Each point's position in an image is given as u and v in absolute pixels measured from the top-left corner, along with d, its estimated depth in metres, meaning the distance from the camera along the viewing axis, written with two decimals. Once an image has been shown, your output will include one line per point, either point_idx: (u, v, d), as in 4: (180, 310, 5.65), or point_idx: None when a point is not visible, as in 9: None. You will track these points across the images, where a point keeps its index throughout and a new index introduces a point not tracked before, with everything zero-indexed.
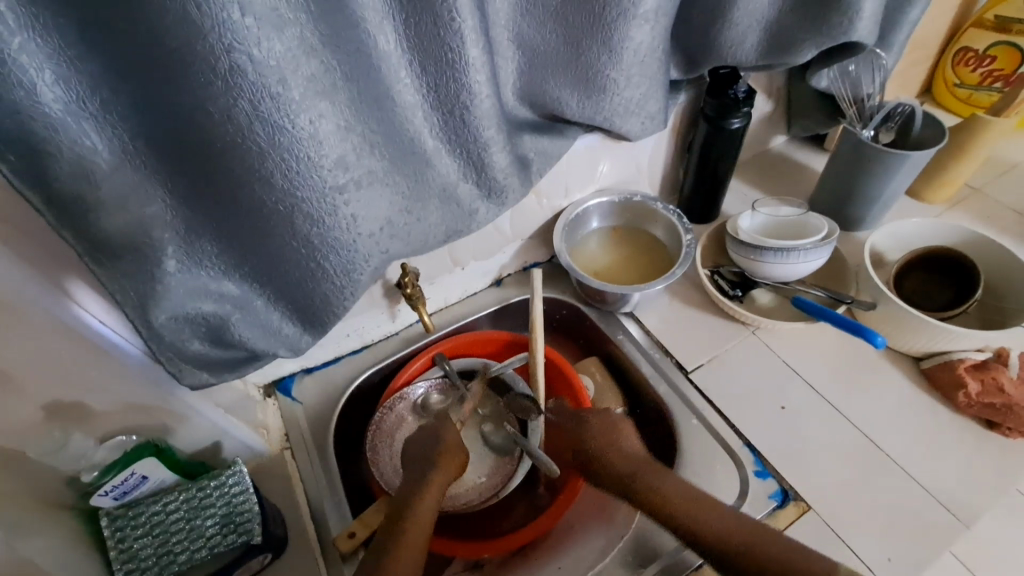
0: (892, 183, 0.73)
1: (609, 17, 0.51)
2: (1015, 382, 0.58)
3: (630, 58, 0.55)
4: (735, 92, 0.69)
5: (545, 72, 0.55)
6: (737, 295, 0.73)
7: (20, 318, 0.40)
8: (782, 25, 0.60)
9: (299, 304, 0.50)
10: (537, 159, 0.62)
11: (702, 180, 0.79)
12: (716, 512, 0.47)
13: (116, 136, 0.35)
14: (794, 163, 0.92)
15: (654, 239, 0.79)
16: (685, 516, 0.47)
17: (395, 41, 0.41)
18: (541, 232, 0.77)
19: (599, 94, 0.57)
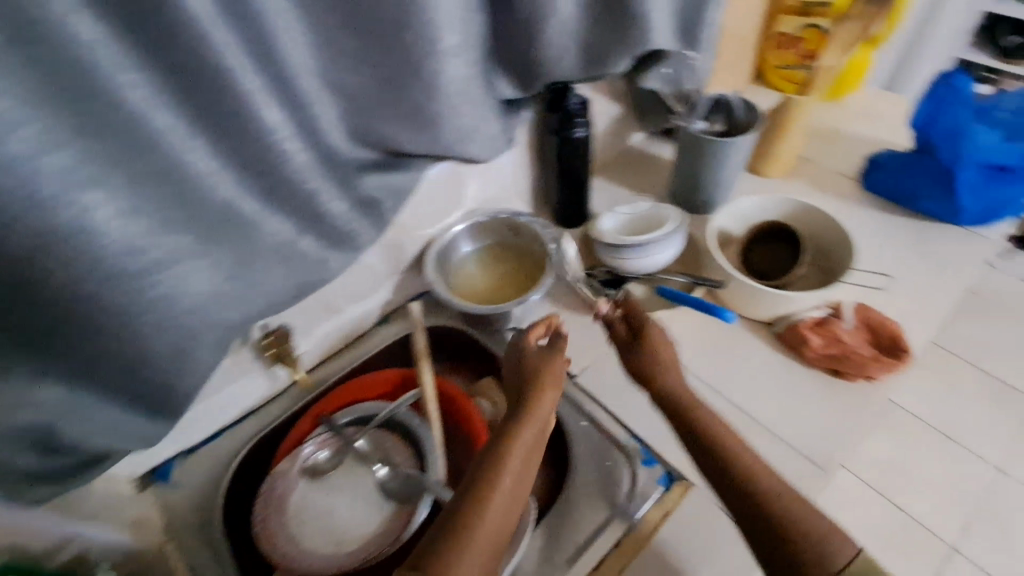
0: (727, 167, 0.80)
1: (420, 56, 0.51)
2: (849, 331, 0.67)
3: (450, 92, 0.56)
4: (570, 104, 0.72)
5: (373, 112, 0.54)
6: (610, 293, 0.77)
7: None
8: (592, 39, 0.63)
9: (136, 391, 0.47)
10: (385, 197, 0.61)
11: (566, 187, 0.82)
12: (750, 455, 0.54)
13: None
14: (653, 157, 0.98)
15: (528, 250, 0.80)
16: (742, 467, 0.53)
17: (171, 115, 0.39)
18: (416, 263, 0.76)
19: (431, 126, 0.57)
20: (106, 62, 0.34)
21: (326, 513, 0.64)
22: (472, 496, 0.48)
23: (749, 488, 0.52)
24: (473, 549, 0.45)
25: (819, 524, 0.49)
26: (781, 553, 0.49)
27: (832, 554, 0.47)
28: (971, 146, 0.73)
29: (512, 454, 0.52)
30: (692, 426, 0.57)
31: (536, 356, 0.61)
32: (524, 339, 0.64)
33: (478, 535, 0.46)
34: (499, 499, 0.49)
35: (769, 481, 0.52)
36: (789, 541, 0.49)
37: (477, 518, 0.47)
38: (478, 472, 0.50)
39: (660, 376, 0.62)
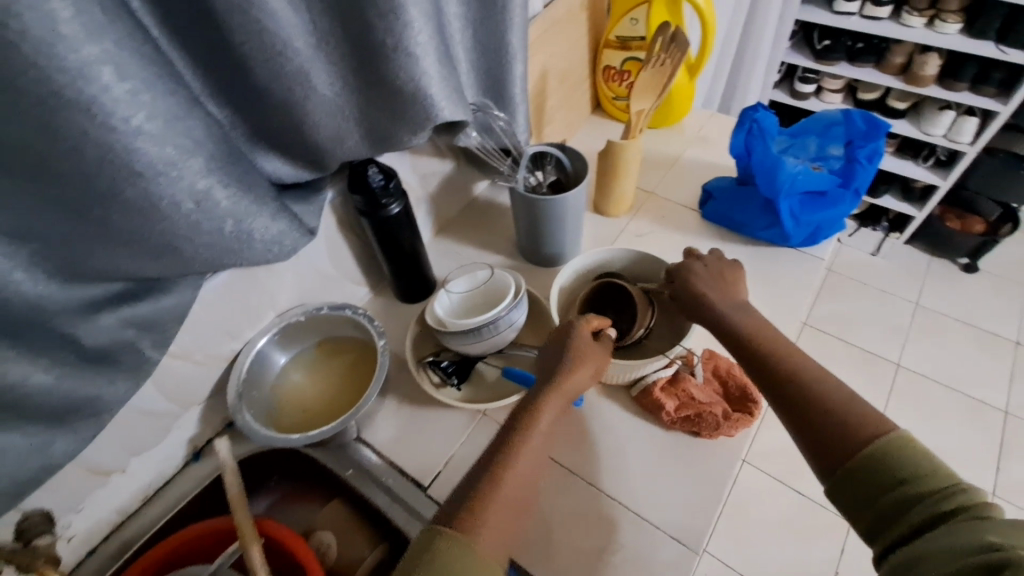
0: (564, 220, 0.75)
1: (107, 181, 0.39)
2: (700, 386, 0.65)
3: (182, 202, 0.44)
4: (375, 181, 0.64)
5: (78, 252, 0.42)
6: (456, 381, 0.69)
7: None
8: (373, 116, 0.55)
9: None
10: (136, 337, 0.49)
11: (399, 266, 0.74)
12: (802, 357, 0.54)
13: None
14: (501, 207, 0.92)
15: (360, 346, 0.70)
16: (786, 365, 0.53)
17: None
18: (225, 384, 0.64)
19: (169, 249, 0.46)
20: None
21: None
22: (502, 458, 0.50)
23: (792, 374, 0.53)
24: (498, 502, 0.47)
25: (851, 407, 0.48)
26: (815, 424, 0.49)
27: (864, 422, 0.47)
28: (784, 177, 0.77)
29: (538, 420, 0.53)
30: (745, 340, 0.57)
31: (586, 338, 0.58)
32: (579, 327, 0.59)
33: (506, 489, 0.48)
34: (525, 455, 0.50)
35: (805, 364, 0.53)
36: (814, 414, 0.49)
37: (502, 476, 0.49)
38: (499, 452, 0.50)
39: (708, 295, 0.62)
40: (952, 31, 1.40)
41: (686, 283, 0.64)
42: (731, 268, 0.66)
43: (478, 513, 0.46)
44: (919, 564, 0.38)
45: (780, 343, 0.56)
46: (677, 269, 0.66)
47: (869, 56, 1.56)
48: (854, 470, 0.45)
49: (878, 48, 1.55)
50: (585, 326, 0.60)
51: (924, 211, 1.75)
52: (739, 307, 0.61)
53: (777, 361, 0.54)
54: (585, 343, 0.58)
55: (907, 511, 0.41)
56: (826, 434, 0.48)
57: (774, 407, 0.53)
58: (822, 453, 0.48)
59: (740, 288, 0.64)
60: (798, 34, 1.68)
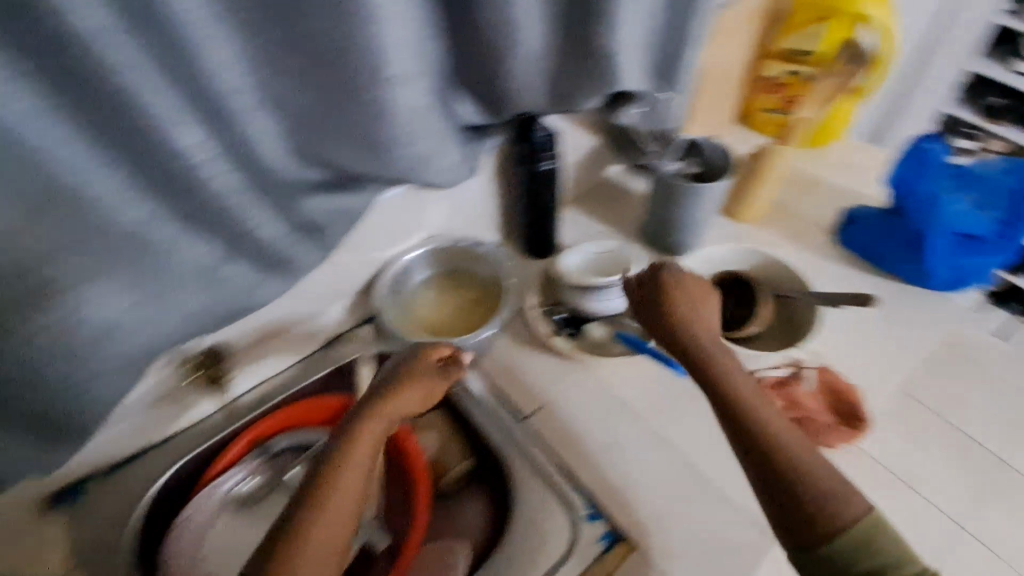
0: (699, 211, 0.77)
1: (367, 82, 0.47)
2: (808, 395, 0.65)
3: (404, 116, 0.52)
4: (539, 135, 0.70)
5: (316, 135, 0.51)
6: (568, 332, 0.74)
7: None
8: (563, 73, 0.61)
9: (25, 421, 0.43)
10: (329, 221, 0.58)
11: (532, 220, 0.80)
12: (786, 429, 0.50)
13: None
14: (629, 192, 0.96)
15: (487, 281, 0.77)
16: (754, 424, 0.50)
17: (72, 136, 0.36)
18: (368, 286, 0.73)
19: (381, 153, 0.54)
20: None
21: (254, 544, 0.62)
22: (325, 467, 0.49)
23: (772, 442, 0.49)
24: (325, 511, 0.46)
25: (835, 482, 0.47)
26: (781, 491, 0.47)
27: (829, 514, 0.46)
28: (945, 211, 0.75)
29: (348, 453, 0.50)
30: (726, 398, 0.53)
31: (422, 363, 0.57)
32: (420, 356, 0.58)
33: (320, 503, 0.47)
34: (348, 471, 0.49)
35: (783, 436, 0.49)
36: (801, 492, 0.47)
37: (320, 485, 0.48)
38: (311, 487, 0.48)
39: (684, 327, 0.58)
40: None
41: (666, 285, 0.60)
42: (698, 286, 0.61)
43: (306, 522, 0.46)
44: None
45: (736, 390, 0.53)
46: (657, 277, 0.61)
47: None
48: (827, 557, 0.45)
49: None
50: (427, 355, 0.58)
51: None
52: (709, 346, 0.57)
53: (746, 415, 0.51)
54: (403, 377, 0.56)
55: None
56: (802, 511, 0.46)
57: (745, 465, 0.50)
58: (794, 529, 0.47)
59: (711, 315, 0.60)
60: None
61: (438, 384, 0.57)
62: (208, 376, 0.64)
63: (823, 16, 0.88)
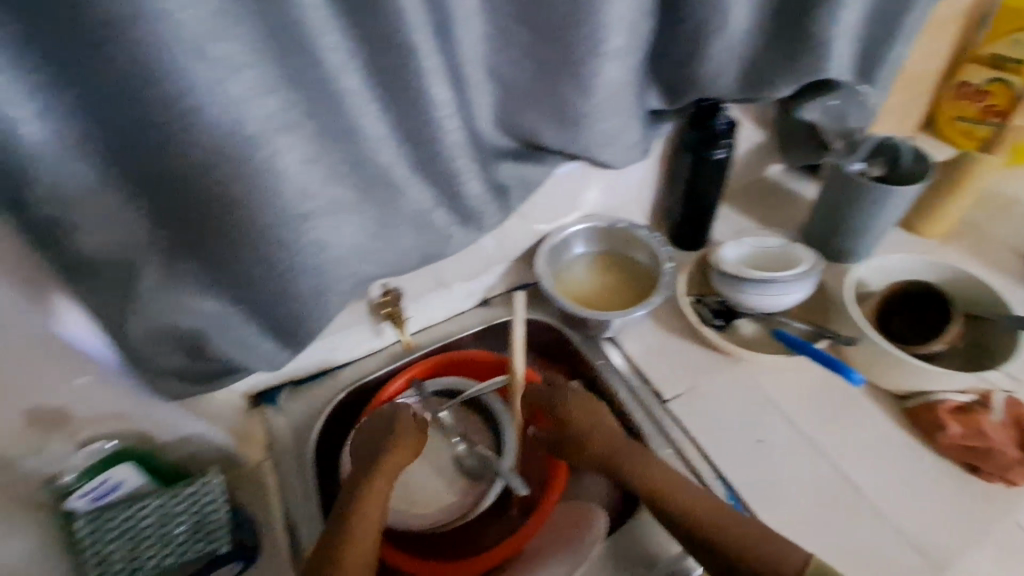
0: (879, 217, 0.72)
1: (579, 54, 0.52)
2: (997, 427, 0.59)
3: (604, 94, 0.56)
4: (718, 124, 0.69)
5: (519, 103, 0.56)
6: (718, 324, 0.73)
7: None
8: (760, 62, 0.60)
9: (275, 323, 0.51)
10: (514, 186, 0.63)
11: (690, 209, 0.79)
12: (721, 511, 0.55)
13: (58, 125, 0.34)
14: (789, 192, 0.91)
15: (638, 265, 0.78)
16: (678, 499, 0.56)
17: (360, 79, 0.42)
18: (526, 255, 0.78)
19: (574, 124, 0.58)
20: (319, 25, 0.38)
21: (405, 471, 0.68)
22: (360, 474, 0.58)
23: (713, 530, 0.54)
24: (366, 509, 0.55)
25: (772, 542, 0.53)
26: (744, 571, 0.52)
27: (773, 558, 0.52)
28: None
29: (388, 454, 0.59)
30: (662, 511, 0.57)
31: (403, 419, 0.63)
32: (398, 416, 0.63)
33: (371, 498, 0.56)
34: (384, 470, 0.58)
35: (728, 516, 0.55)
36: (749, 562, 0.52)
37: (364, 490, 0.57)
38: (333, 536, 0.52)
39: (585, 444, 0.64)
40: None
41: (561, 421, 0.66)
42: (591, 405, 0.66)
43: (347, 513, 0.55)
44: None
45: (645, 472, 0.60)
46: (552, 398, 0.67)
47: None
48: None
49: None
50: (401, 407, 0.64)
51: None
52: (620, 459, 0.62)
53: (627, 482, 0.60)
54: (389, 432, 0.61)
55: None
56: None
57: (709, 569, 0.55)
58: None
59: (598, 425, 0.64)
60: None
61: (417, 440, 0.62)
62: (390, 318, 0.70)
63: None
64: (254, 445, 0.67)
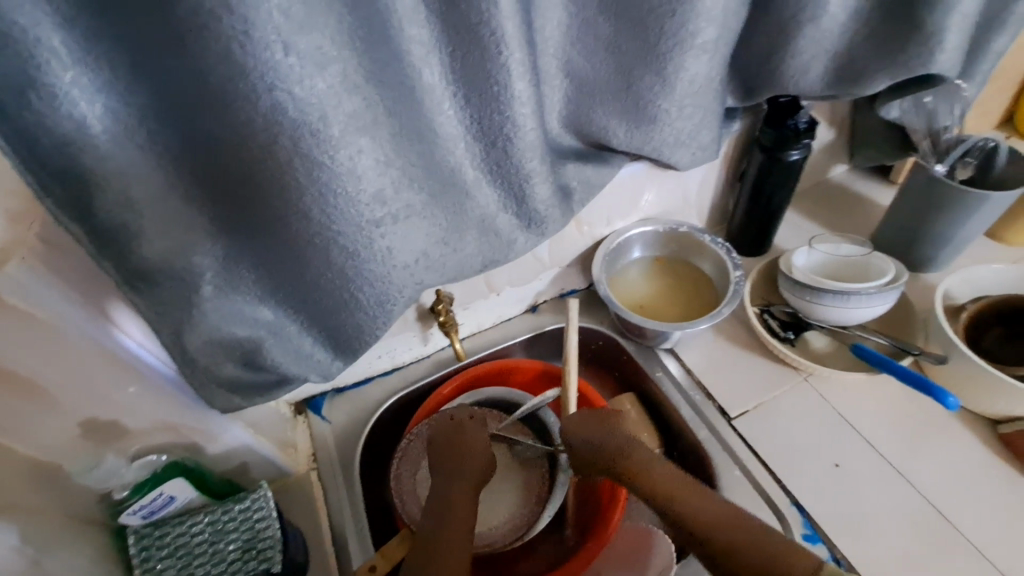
0: (968, 224, 0.67)
1: (665, 47, 0.48)
2: None
3: (684, 88, 0.51)
4: (796, 122, 0.64)
5: (592, 100, 0.53)
6: (789, 337, 0.68)
7: (47, 332, 0.37)
8: (852, 54, 0.55)
9: (332, 332, 0.49)
10: (579, 187, 0.59)
11: (755, 213, 0.75)
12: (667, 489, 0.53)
13: (123, 122, 0.32)
14: (857, 195, 0.86)
15: (699, 272, 0.74)
16: (712, 525, 0.49)
17: (440, 74, 0.39)
18: (581, 260, 0.74)
19: (649, 123, 0.54)
20: (406, 15, 0.35)
21: None
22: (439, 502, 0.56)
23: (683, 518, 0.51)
24: (454, 534, 0.53)
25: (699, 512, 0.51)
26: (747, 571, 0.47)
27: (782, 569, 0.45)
28: None
29: (463, 472, 0.58)
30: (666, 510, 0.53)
31: (474, 433, 0.61)
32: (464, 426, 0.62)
33: (457, 520, 0.54)
34: (461, 493, 0.57)
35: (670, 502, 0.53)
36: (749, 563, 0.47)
37: (451, 513, 0.55)
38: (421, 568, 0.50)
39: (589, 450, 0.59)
40: None
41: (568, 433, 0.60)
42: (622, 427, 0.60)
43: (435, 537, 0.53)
44: None
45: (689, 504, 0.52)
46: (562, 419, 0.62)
47: None
48: None
49: None
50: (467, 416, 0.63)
51: None
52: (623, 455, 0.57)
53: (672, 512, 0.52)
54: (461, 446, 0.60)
55: None
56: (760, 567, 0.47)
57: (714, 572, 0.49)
58: None
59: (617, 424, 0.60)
60: None
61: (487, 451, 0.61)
62: (442, 328, 0.67)
63: None
64: (301, 455, 0.64)
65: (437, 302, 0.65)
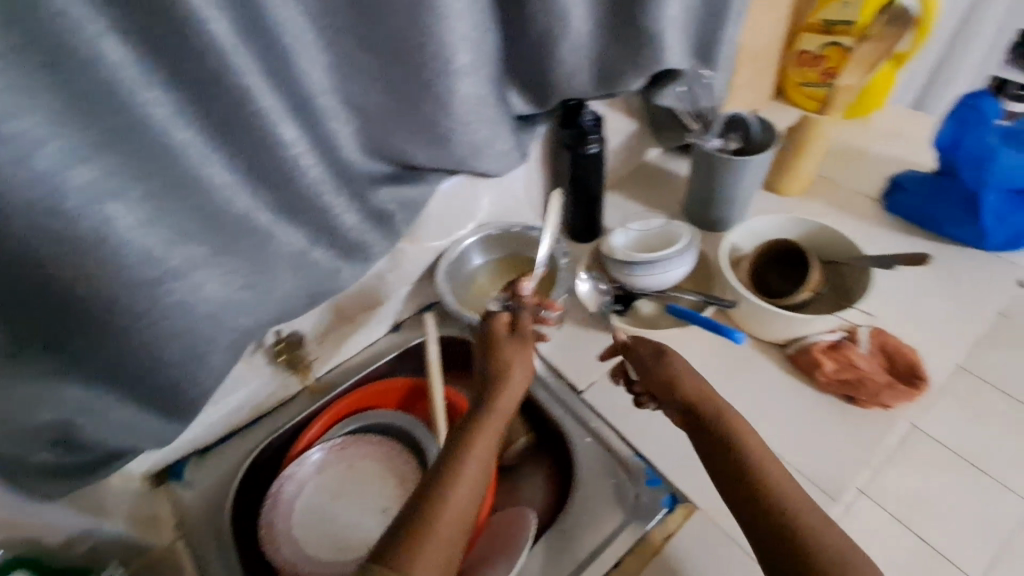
0: (744, 185, 0.78)
1: (430, 75, 0.52)
2: (865, 357, 0.66)
3: (463, 107, 0.56)
4: (584, 121, 0.73)
5: (385, 128, 0.56)
6: (618, 309, 0.77)
7: None
8: (607, 58, 0.63)
9: (155, 396, 0.48)
10: (399, 210, 0.63)
11: (579, 204, 0.82)
12: (746, 427, 0.55)
13: None
14: (669, 173, 0.97)
15: (537, 264, 0.80)
16: (795, 517, 0.49)
17: (195, 131, 0.41)
18: (428, 274, 0.77)
19: (443, 141, 0.59)
20: (134, 84, 0.36)
21: (332, 520, 0.65)
22: (450, 455, 0.51)
23: (739, 457, 0.53)
24: (467, 471, 0.50)
25: (758, 453, 0.53)
26: (776, 518, 0.49)
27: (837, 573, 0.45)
28: (996, 171, 0.70)
29: (462, 470, 0.49)
30: (730, 453, 0.53)
31: (513, 364, 0.56)
32: (500, 333, 0.59)
33: (464, 482, 0.49)
34: (474, 456, 0.51)
35: (749, 440, 0.54)
36: (780, 522, 0.49)
37: (470, 431, 0.52)
38: (421, 507, 0.47)
39: (683, 391, 0.58)
40: None
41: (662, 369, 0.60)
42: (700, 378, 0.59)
43: (426, 530, 0.45)
44: None
45: (790, 493, 0.50)
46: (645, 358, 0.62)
47: None
48: None
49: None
50: (499, 327, 0.60)
51: None
52: (708, 391, 0.57)
53: (777, 509, 0.49)
54: (501, 363, 0.57)
55: None
56: (786, 514, 0.49)
57: (739, 517, 0.51)
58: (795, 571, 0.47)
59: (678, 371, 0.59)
60: None
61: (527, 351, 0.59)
62: (290, 365, 0.68)
63: None
64: (165, 525, 0.63)
65: (278, 342, 0.66)
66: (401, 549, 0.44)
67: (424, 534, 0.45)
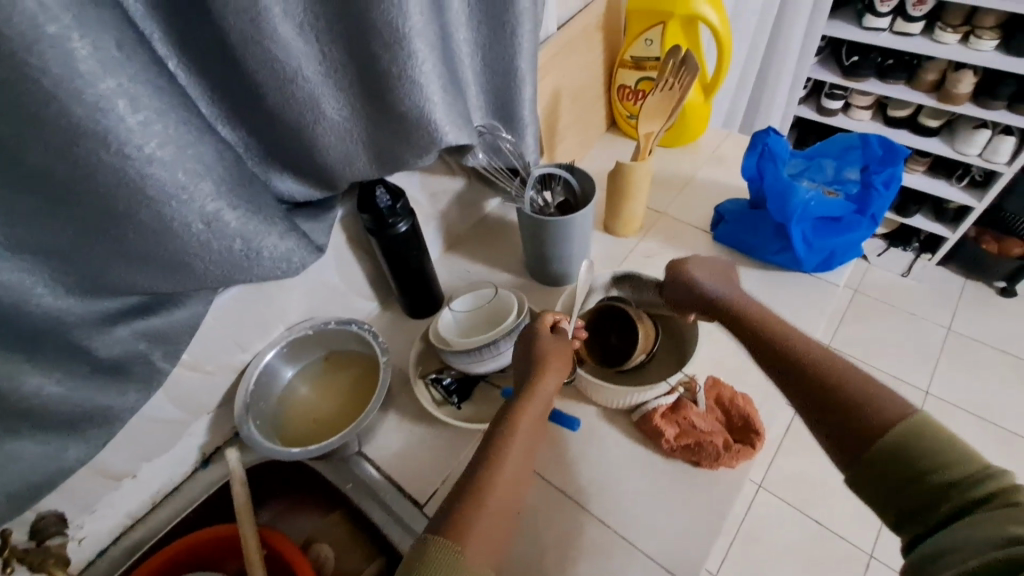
0: (573, 241, 0.74)
1: (126, 202, 0.40)
2: (703, 415, 0.65)
3: (192, 226, 0.44)
4: (380, 201, 0.65)
5: (90, 267, 0.43)
6: (455, 401, 0.69)
7: None
8: (378, 141, 0.56)
9: None
10: (150, 348, 0.51)
11: (405, 282, 0.74)
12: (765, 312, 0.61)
13: None
14: (512, 223, 0.92)
15: (360, 360, 0.71)
16: (821, 364, 0.52)
17: None
18: (231, 396, 0.66)
19: (180, 266, 0.46)
20: None
21: None
22: (501, 434, 0.52)
23: (766, 335, 0.58)
24: (509, 453, 0.50)
25: (783, 331, 0.58)
26: (802, 368, 0.53)
27: (872, 417, 0.46)
28: (796, 203, 0.76)
29: (508, 451, 0.50)
30: (759, 333, 0.59)
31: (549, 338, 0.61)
32: (542, 326, 0.62)
33: (502, 461, 0.49)
34: (520, 436, 0.52)
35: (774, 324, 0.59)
36: (809, 371, 0.52)
37: (514, 410, 0.54)
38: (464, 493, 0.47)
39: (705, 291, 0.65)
40: (988, 48, 1.36)
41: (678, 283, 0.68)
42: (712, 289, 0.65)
43: (474, 508, 0.45)
44: (852, 408, 0.48)
45: (804, 347, 0.55)
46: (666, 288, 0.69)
47: (901, 73, 1.53)
48: (882, 462, 0.44)
49: (909, 64, 1.52)
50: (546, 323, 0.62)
51: (958, 233, 1.68)
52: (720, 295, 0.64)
53: (813, 375, 0.52)
54: (549, 346, 0.60)
55: (921, 483, 0.42)
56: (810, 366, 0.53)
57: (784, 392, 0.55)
58: (827, 408, 0.50)
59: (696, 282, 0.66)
60: (825, 50, 1.65)
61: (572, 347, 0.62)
62: None
63: (661, 18, 0.88)
64: None
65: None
66: (462, 521, 0.44)
67: (479, 513, 0.45)
